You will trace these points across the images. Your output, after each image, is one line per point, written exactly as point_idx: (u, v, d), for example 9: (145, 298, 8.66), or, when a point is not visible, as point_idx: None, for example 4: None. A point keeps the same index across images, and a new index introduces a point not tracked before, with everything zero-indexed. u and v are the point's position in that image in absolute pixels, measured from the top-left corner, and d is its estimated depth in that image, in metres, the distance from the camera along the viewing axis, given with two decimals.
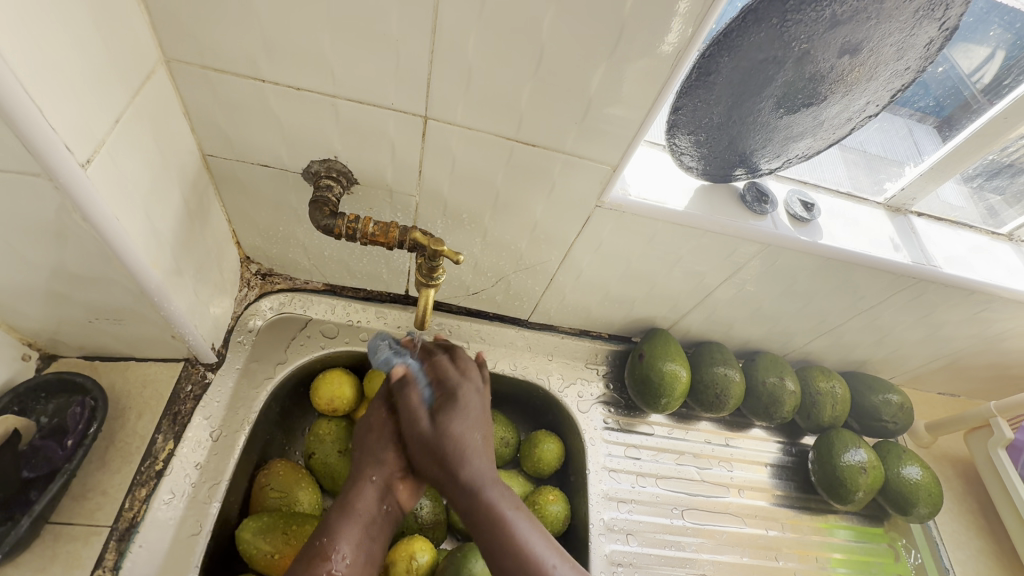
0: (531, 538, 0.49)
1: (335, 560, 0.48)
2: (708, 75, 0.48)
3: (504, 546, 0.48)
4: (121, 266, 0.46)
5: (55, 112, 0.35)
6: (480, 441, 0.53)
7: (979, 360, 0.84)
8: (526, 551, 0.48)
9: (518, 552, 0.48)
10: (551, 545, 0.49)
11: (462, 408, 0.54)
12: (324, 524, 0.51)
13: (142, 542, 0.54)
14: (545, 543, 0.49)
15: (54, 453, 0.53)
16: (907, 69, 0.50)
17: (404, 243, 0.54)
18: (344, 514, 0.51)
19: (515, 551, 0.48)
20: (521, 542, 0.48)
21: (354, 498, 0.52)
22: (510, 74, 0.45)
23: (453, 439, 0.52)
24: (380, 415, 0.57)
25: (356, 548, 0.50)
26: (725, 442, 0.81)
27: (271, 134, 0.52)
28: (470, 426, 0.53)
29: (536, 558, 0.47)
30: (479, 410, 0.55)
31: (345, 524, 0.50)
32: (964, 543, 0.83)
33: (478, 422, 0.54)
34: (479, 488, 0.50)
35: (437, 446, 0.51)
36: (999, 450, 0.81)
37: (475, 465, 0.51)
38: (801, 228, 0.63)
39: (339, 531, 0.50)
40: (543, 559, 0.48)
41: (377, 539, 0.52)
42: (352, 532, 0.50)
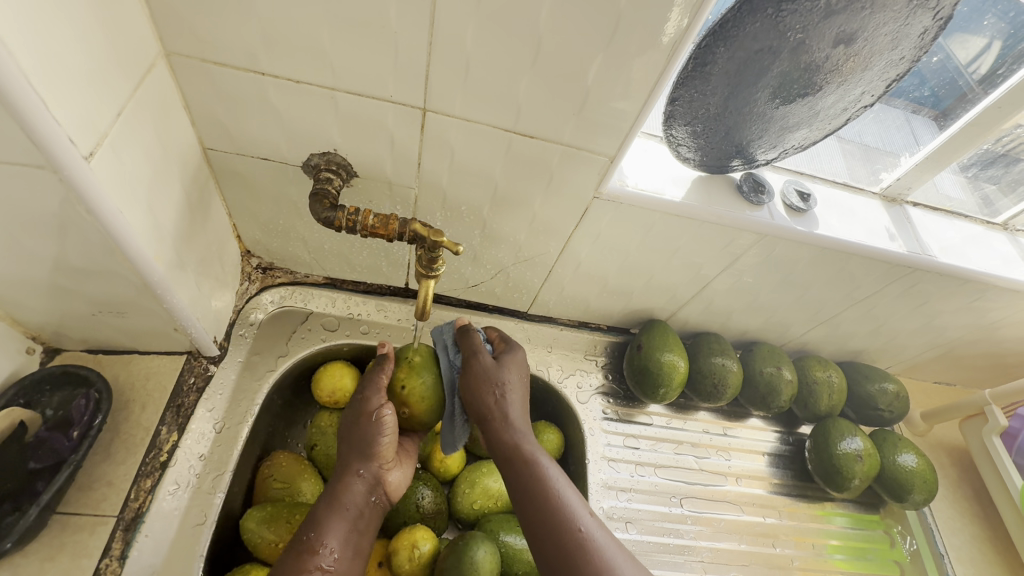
0: (564, 488, 0.51)
1: (323, 555, 0.50)
2: (704, 66, 0.48)
3: (534, 486, 0.51)
4: (124, 259, 0.47)
5: (59, 104, 0.36)
6: (520, 389, 0.59)
7: (974, 349, 0.85)
8: (557, 495, 0.50)
9: (548, 495, 0.50)
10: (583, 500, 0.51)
11: (512, 360, 0.60)
12: (312, 519, 0.52)
13: (147, 531, 0.54)
14: (578, 497, 0.51)
15: (61, 444, 0.54)
16: (901, 59, 0.50)
17: (404, 235, 0.54)
18: (333, 510, 0.52)
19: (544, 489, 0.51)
20: (553, 487, 0.51)
21: (342, 492, 0.54)
22: (508, 65, 0.46)
23: (503, 384, 0.58)
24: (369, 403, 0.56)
25: (344, 542, 0.51)
26: (723, 432, 0.82)
27: (271, 127, 0.52)
28: (515, 374, 0.59)
29: (566, 503, 0.49)
30: (522, 373, 0.60)
31: (333, 519, 0.52)
32: (959, 529, 0.84)
33: (521, 379, 0.60)
34: (516, 430, 0.56)
35: (489, 383, 0.57)
36: (993, 437, 0.82)
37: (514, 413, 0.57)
38: (797, 218, 0.63)
39: (327, 527, 0.51)
40: (574, 508, 0.49)
41: (364, 531, 0.54)
42: (340, 527, 0.52)
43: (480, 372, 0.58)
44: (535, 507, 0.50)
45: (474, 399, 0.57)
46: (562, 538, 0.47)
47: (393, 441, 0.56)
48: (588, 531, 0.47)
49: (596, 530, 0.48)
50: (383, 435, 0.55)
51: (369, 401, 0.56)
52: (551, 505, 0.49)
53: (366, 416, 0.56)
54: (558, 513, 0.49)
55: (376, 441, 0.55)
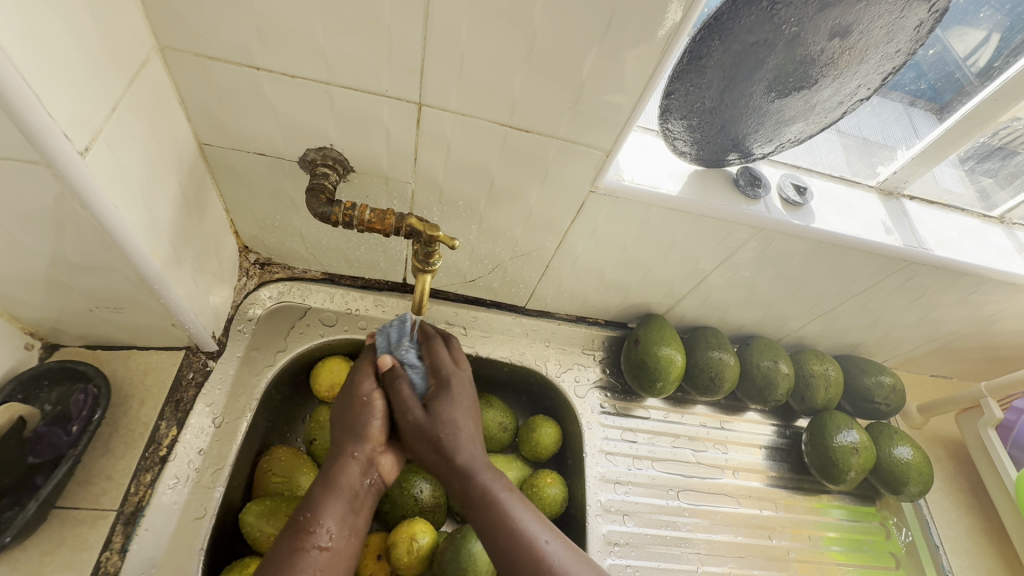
0: (525, 518, 0.52)
1: (319, 534, 0.49)
2: (699, 59, 0.48)
3: (496, 526, 0.52)
4: (121, 255, 0.47)
5: (54, 99, 0.36)
6: (469, 428, 0.56)
7: (971, 342, 0.85)
8: (520, 529, 0.51)
9: (510, 531, 0.51)
10: (543, 523, 0.53)
11: (453, 398, 0.57)
12: (307, 500, 0.51)
13: (147, 525, 0.55)
14: (538, 522, 0.53)
15: (59, 439, 0.54)
16: (897, 51, 0.50)
17: (400, 230, 0.54)
18: (328, 490, 0.52)
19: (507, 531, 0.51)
20: (516, 521, 0.52)
21: (337, 474, 0.53)
22: (503, 59, 0.46)
23: (448, 430, 0.55)
24: (361, 390, 0.56)
25: (340, 522, 0.51)
26: (720, 425, 0.82)
27: (266, 123, 0.52)
28: (458, 413, 0.56)
29: (530, 536, 0.51)
30: (468, 403, 0.58)
31: (330, 499, 0.51)
32: (954, 521, 0.85)
33: (467, 414, 0.57)
34: (470, 472, 0.54)
35: (432, 433, 0.55)
36: (989, 429, 0.82)
37: (469, 450, 0.55)
38: (794, 212, 0.63)
39: (323, 506, 0.51)
40: (538, 538, 0.51)
41: (359, 511, 0.54)
42: (336, 508, 0.51)
43: (417, 428, 0.55)
44: (500, 545, 0.51)
45: (421, 447, 0.55)
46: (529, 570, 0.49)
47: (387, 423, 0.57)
48: (554, 559, 0.50)
49: (558, 553, 0.51)
50: (377, 417, 0.56)
51: (361, 386, 0.57)
52: (515, 542, 0.50)
53: (358, 399, 0.56)
54: (523, 548, 0.50)
55: (370, 423, 0.55)
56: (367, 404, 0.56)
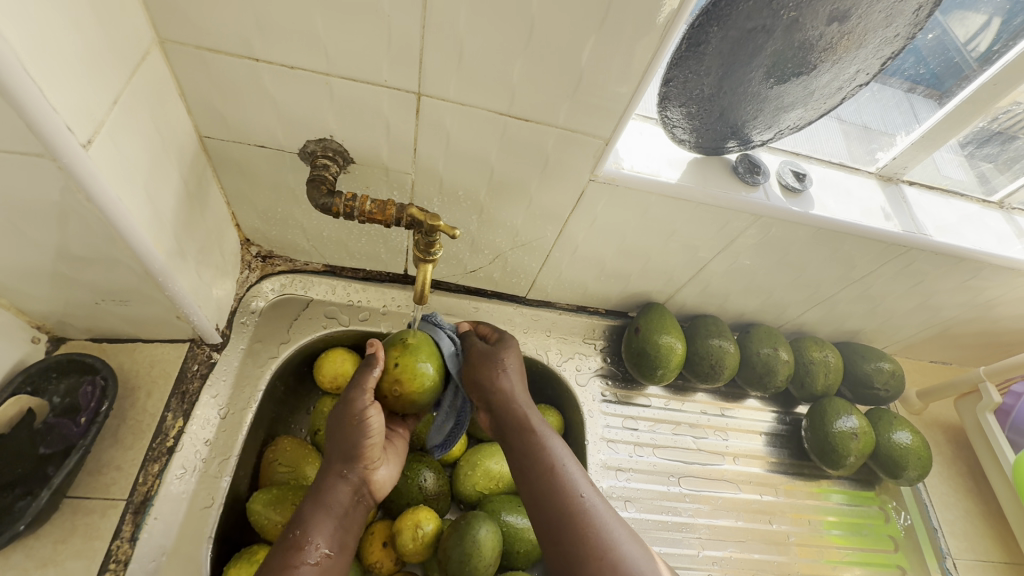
0: (565, 461, 0.53)
1: (309, 551, 0.50)
2: (698, 46, 0.48)
3: (536, 463, 0.53)
4: (125, 247, 0.47)
5: (56, 92, 0.36)
6: (518, 379, 0.59)
7: (970, 327, 0.86)
8: (559, 470, 0.52)
9: (551, 468, 0.52)
10: (591, 486, 0.52)
11: (507, 356, 0.60)
12: (298, 516, 0.52)
13: (156, 514, 0.56)
14: (585, 481, 0.52)
15: (70, 430, 0.55)
16: (896, 36, 0.50)
17: (401, 220, 0.54)
18: (318, 508, 0.52)
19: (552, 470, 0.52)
20: (554, 461, 0.53)
21: (327, 492, 0.53)
22: (502, 47, 0.46)
23: (503, 365, 0.59)
24: (359, 406, 0.54)
25: (330, 538, 0.51)
26: (720, 413, 0.83)
27: (266, 114, 0.52)
28: (512, 359, 0.60)
29: (568, 481, 0.51)
30: (519, 365, 0.60)
31: (320, 517, 0.52)
32: (953, 504, 0.86)
33: (518, 368, 0.60)
34: (515, 404, 0.57)
35: (492, 362, 0.59)
36: (987, 413, 0.83)
37: (520, 397, 0.58)
38: (793, 199, 0.63)
39: (314, 523, 0.51)
40: (576, 488, 0.51)
41: (349, 529, 0.54)
42: (326, 525, 0.52)
43: (478, 357, 0.59)
44: (538, 483, 0.52)
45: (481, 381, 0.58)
46: (560, 507, 0.50)
47: (378, 442, 0.56)
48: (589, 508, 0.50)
49: (594, 500, 0.51)
50: (370, 436, 0.54)
51: (355, 401, 0.54)
52: (552, 479, 0.52)
53: (350, 415, 0.54)
54: (558, 489, 0.51)
55: (361, 443, 0.54)
56: (360, 423, 0.54)
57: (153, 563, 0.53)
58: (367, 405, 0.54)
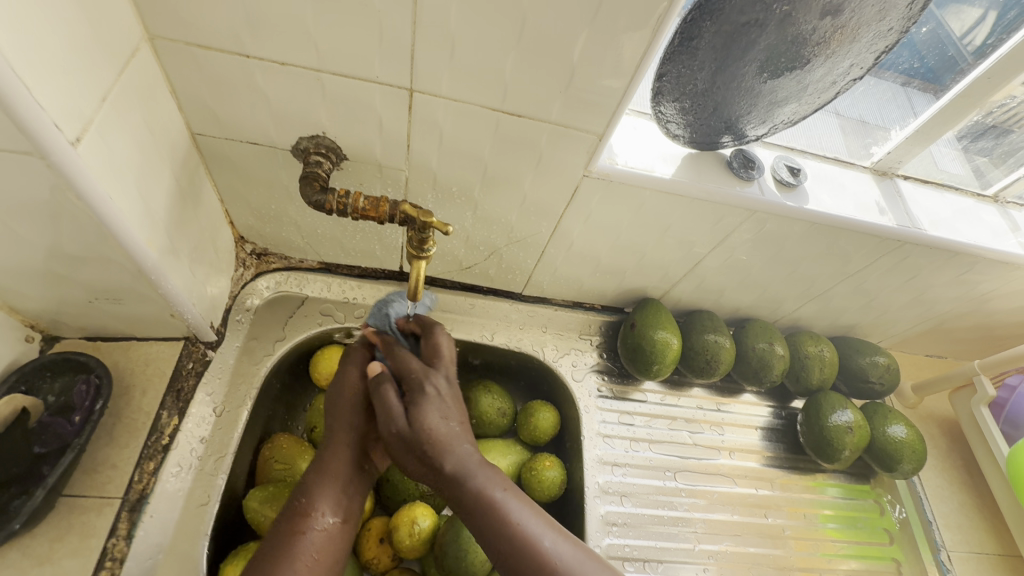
0: (525, 518, 0.47)
1: (315, 518, 0.50)
2: (691, 40, 0.48)
3: (497, 536, 0.46)
4: (118, 245, 0.47)
5: (44, 90, 0.36)
6: (458, 426, 0.51)
7: (965, 321, 0.86)
8: (520, 531, 0.46)
9: (511, 537, 0.45)
10: (547, 523, 0.47)
11: (434, 399, 0.51)
12: (302, 485, 0.52)
13: (152, 512, 0.56)
14: (541, 521, 0.47)
15: (64, 428, 0.55)
16: (889, 29, 0.50)
17: (395, 217, 0.54)
18: (325, 475, 0.53)
19: (508, 533, 0.45)
20: (514, 523, 0.46)
21: (331, 460, 0.54)
22: (494, 42, 0.45)
23: (431, 435, 0.49)
24: (352, 378, 0.58)
25: (336, 505, 0.52)
26: (716, 408, 0.83)
27: (258, 110, 0.52)
28: (433, 416, 0.50)
29: (531, 538, 0.45)
30: (455, 400, 0.52)
31: (326, 484, 0.52)
32: (947, 497, 0.86)
33: (452, 410, 0.51)
34: (461, 475, 0.48)
35: (416, 440, 0.49)
36: (981, 407, 0.83)
37: (459, 451, 0.49)
38: (787, 193, 0.63)
39: (319, 491, 0.52)
40: (540, 539, 0.46)
41: (355, 496, 0.54)
42: (332, 491, 0.52)
43: (398, 439, 0.49)
44: (504, 555, 0.45)
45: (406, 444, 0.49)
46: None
47: (378, 413, 0.57)
48: (559, 560, 0.45)
49: (561, 552, 0.45)
50: (371, 404, 0.56)
51: (348, 374, 0.58)
52: (518, 548, 0.45)
53: (347, 388, 0.57)
54: (524, 555, 0.45)
55: (363, 411, 0.56)
56: (358, 396, 0.57)
57: (150, 560, 0.54)
58: (366, 377, 0.57)
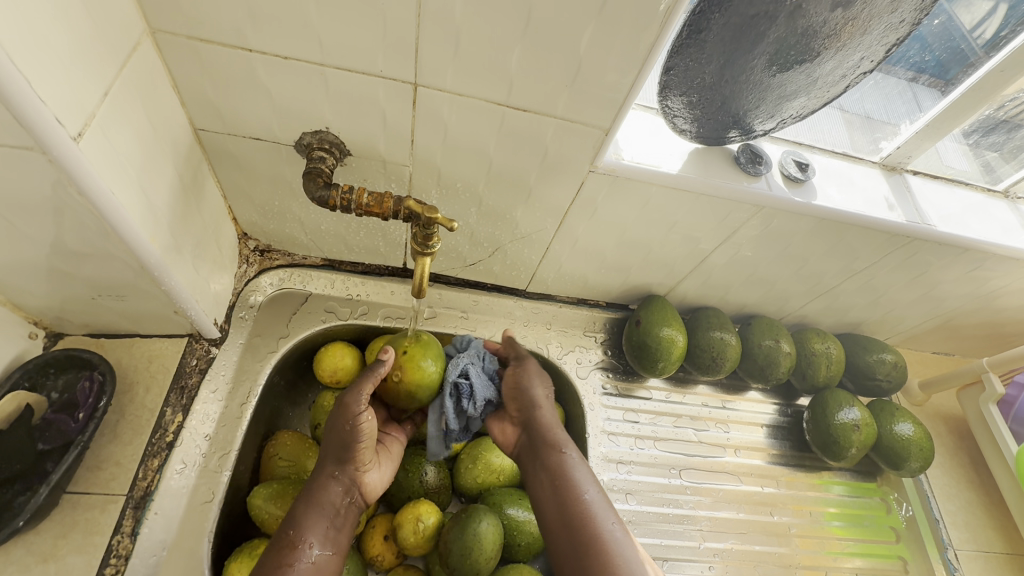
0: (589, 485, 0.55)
1: (303, 550, 0.50)
2: (699, 33, 0.47)
3: (556, 483, 0.55)
4: (120, 241, 0.47)
5: (43, 84, 0.35)
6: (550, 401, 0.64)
7: (973, 318, 0.85)
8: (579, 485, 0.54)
9: (572, 487, 0.54)
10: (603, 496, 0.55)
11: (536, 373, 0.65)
12: (292, 516, 0.52)
13: (156, 509, 0.56)
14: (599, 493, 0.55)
15: (68, 425, 0.55)
16: (901, 21, 0.49)
17: (399, 213, 0.54)
18: (311, 508, 0.52)
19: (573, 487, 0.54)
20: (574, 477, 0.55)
21: (320, 492, 0.53)
22: (499, 35, 0.45)
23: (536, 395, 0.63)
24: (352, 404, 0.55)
25: (324, 539, 0.51)
26: (722, 405, 0.83)
27: (261, 106, 0.51)
28: (538, 382, 0.64)
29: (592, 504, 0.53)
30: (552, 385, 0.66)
31: (313, 516, 0.52)
32: (954, 496, 0.86)
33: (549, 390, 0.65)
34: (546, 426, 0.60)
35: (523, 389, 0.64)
36: (990, 405, 0.82)
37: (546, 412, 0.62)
38: (796, 189, 0.62)
39: (307, 523, 0.51)
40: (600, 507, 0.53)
41: (343, 530, 0.54)
42: (319, 524, 0.52)
43: (516, 382, 0.64)
44: (564, 508, 0.53)
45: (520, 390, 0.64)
46: (579, 533, 0.51)
47: (370, 445, 0.56)
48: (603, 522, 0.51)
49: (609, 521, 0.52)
50: (362, 439, 0.55)
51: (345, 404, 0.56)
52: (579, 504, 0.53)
53: (341, 417, 0.55)
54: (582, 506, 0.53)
55: (352, 445, 0.55)
56: (351, 428, 0.55)
57: (155, 557, 0.54)
58: (360, 409, 0.55)
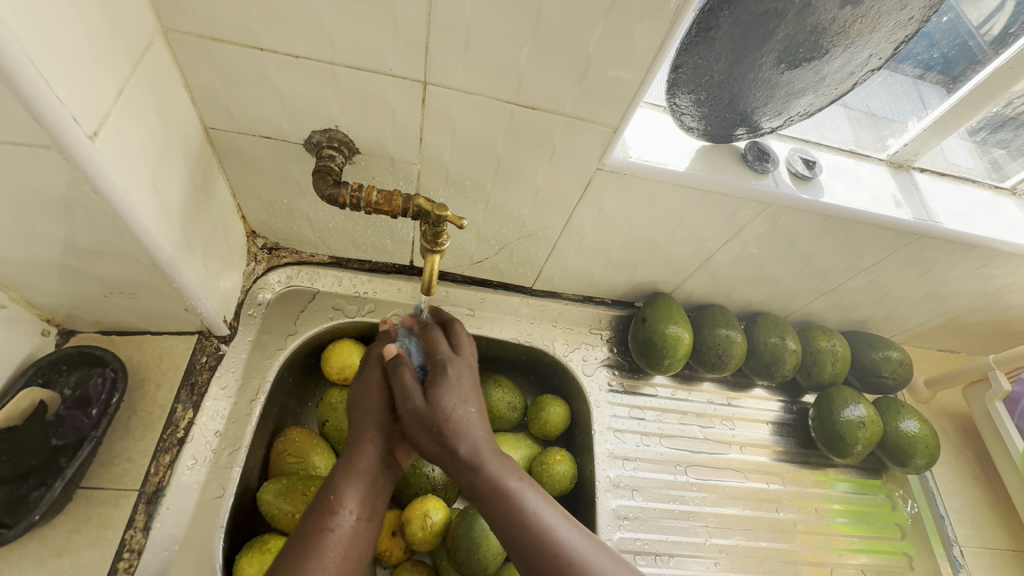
0: (539, 508, 0.49)
1: (342, 516, 0.50)
2: (708, 31, 0.47)
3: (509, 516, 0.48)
4: (133, 239, 0.47)
5: (62, 83, 0.36)
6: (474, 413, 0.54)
7: (979, 315, 0.85)
8: (536, 520, 0.48)
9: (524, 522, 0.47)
10: (560, 513, 0.49)
11: (456, 382, 0.55)
12: (331, 482, 0.53)
13: (168, 504, 0.56)
14: (554, 511, 0.49)
15: (81, 421, 0.56)
16: (910, 19, 0.49)
17: (407, 211, 0.54)
18: (351, 472, 0.53)
19: (523, 521, 0.47)
20: (528, 513, 0.48)
21: (358, 457, 0.54)
22: (509, 34, 0.45)
23: (451, 414, 0.52)
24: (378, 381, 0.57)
25: (362, 504, 0.52)
26: (727, 402, 0.83)
27: (271, 104, 0.52)
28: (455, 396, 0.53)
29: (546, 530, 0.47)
30: (471, 385, 0.56)
31: (352, 481, 0.53)
32: (960, 492, 0.86)
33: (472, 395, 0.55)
34: (475, 459, 0.51)
35: (433, 419, 0.52)
36: (996, 402, 0.82)
37: (474, 437, 0.52)
38: (802, 186, 0.63)
39: (347, 489, 0.52)
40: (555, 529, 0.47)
41: (380, 494, 0.55)
42: (357, 489, 0.53)
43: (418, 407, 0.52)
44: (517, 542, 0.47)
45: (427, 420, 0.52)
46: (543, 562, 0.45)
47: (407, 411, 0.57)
48: (572, 551, 0.46)
49: (573, 541, 0.47)
50: (395, 404, 0.56)
51: (384, 373, 0.57)
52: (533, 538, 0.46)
53: (381, 386, 0.57)
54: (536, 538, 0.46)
55: (391, 410, 0.56)
56: (386, 394, 0.56)
57: (167, 551, 0.54)
58: (392, 377, 0.57)
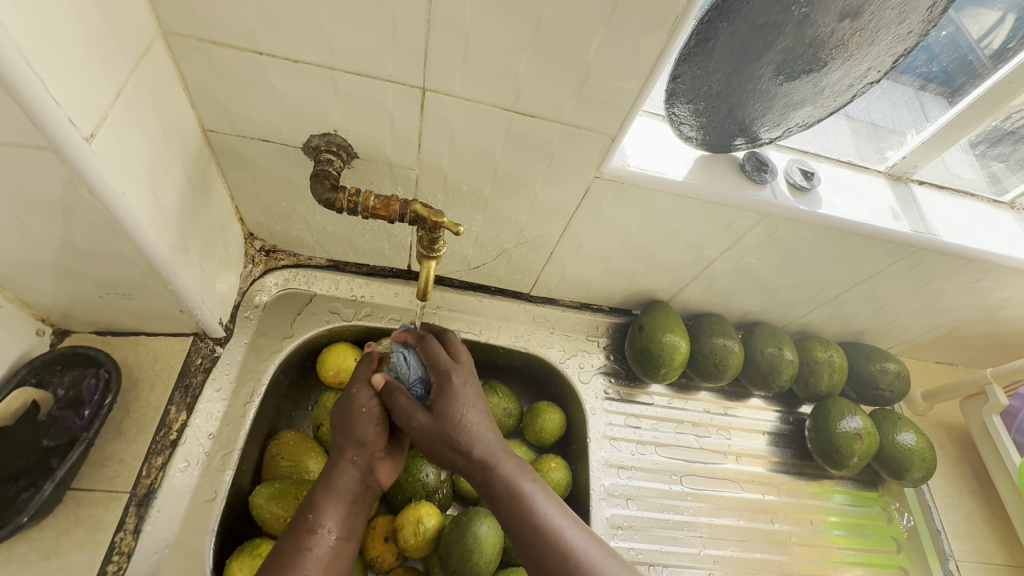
0: (551, 512, 0.49)
1: (321, 535, 0.50)
2: (707, 41, 0.47)
3: (523, 520, 0.48)
4: (129, 240, 0.47)
5: (58, 86, 0.36)
6: (480, 417, 0.53)
7: (977, 328, 0.85)
8: (547, 524, 0.48)
9: (537, 529, 0.47)
10: (569, 516, 0.49)
11: (460, 389, 0.53)
12: (309, 500, 0.52)
13: (160, 507, 0.56)
14: (565, 516, 0.49)
15: (73, 422, 0.56)
16: (909, 32, 0.49)
17: (404, 216, 0.54)
18: (329, 492, 0.52)
19: (534, 523, 0.48)
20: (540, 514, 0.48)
21: (337, 476, 0.53)
22: (508, 42, 0.45)
23: (459, 421, 0.51)
24: (362, 396, 0.56)
25: (341, 522, 0.51)
26: (724, 411, 0.83)
27: (270, 108, 0.52)
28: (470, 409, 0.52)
29: (554, 531, 0.47)
30: (474, 390, 0.54)
31: (330, 501, 0.52)
32: (956, 506, 0.85)
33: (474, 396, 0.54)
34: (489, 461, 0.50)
35: (441, 434, 0.51)
36: (993, 415, 0.82)
37: (486, 440, 0.51)
38: (801, 197, 0.63)
39: (325, 508, 0.51)
40: (562, 531, 0.48)
41: (359, 513, 0.54)
42: (337, 509, 0.52)
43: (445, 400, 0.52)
44: (528, 545, 0.47)
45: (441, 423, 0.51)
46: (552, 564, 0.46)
47: (385, 430, 0.56)
48: (580, 552, 0.46)
49: (582, 544, 0.47)
50: (372, 425, 0.55)
51: (359, 396, 0.56)
52: (542, 540, 0.47)
53: (356, 409, 0.56)
54: (548, 543, 0.47)
55: (366, 430, 0.55)
56: (363, 414, 0.55)
57: (157, 554, 0.54)
58: (369, 399, 0.56)
